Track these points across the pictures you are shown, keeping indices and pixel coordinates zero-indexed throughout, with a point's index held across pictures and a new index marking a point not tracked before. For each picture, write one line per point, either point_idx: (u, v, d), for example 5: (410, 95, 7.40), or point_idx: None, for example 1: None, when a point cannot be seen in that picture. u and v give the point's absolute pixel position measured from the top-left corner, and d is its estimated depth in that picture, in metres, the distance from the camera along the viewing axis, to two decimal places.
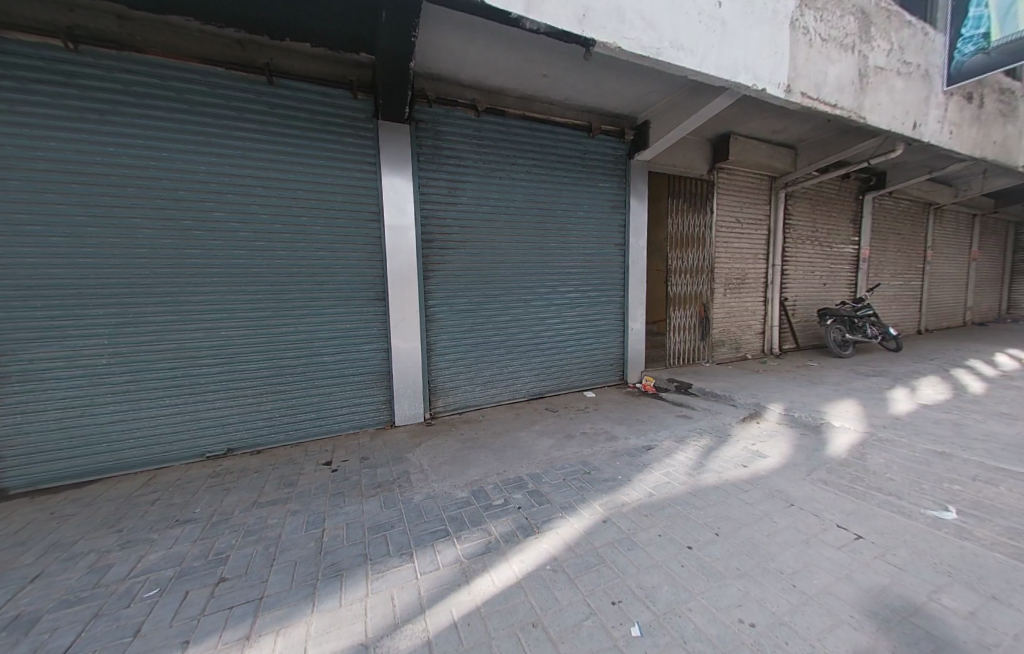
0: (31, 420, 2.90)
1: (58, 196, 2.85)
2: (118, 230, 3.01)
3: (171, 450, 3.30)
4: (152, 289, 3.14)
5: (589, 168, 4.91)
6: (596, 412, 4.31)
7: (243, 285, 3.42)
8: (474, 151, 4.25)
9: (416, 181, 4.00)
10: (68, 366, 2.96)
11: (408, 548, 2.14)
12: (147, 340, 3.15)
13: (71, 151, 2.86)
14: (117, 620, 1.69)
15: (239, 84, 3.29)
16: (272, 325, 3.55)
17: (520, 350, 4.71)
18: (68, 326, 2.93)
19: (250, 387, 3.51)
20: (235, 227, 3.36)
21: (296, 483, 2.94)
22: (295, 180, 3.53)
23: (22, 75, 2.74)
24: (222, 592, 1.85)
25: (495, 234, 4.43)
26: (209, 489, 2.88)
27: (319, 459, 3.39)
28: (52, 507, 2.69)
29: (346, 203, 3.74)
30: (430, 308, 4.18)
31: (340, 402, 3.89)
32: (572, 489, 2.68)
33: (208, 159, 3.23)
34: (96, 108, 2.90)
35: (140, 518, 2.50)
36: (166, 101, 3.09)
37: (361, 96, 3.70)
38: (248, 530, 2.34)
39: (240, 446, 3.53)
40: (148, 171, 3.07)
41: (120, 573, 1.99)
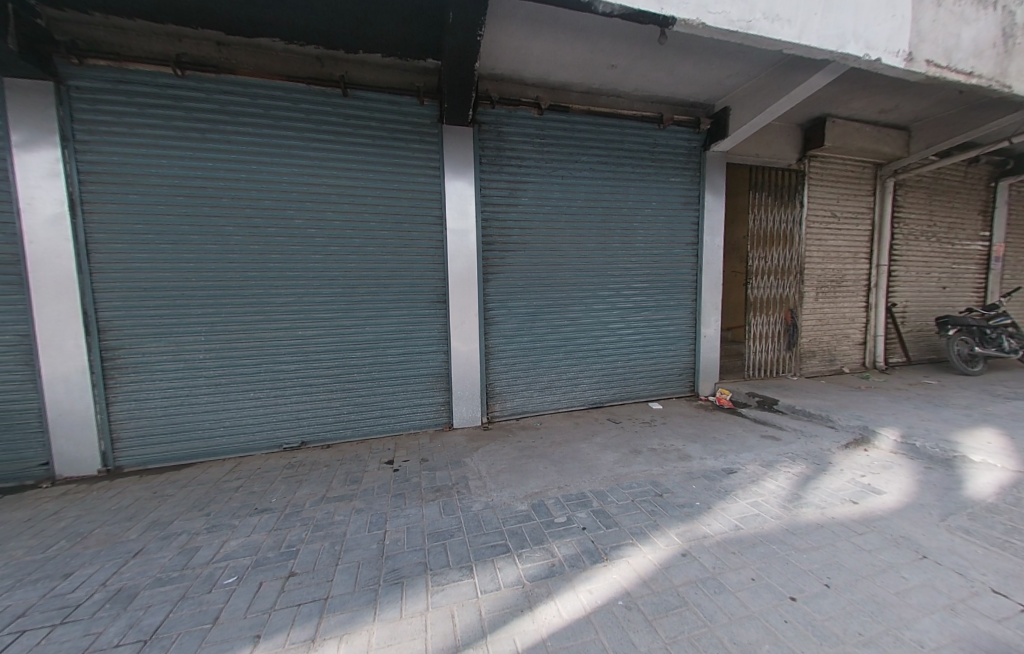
0: (143, 407, 3.28)
1: (167, 207, 3.20)
2: (214, 237, 3.31)
3: (253, 440, 3.56)
4: (240, 291, 3.40)
5: (659, 162, 4.57)
6: (665, 427, 3.95)
7: (317, 287, 3.60)
8: (536, 151, 4.14)
9: (478, 183, 3.97)
10: (172, 359, 3.30)
11: (468, 561, 2.04)
12: (235, 338, 3.42)
13: (179, 168, 3.20)
14: (200, 605, 1.77)
15: (317, 98, 3.48)
16: (341, 326, 3.70)
17: (580, 356, 4.49)
18: (173, 324, 3.28)
19: (321, 384, 3.69)
20: (311, 232, 3.54)
21: (360, 480, 3.01)
22: (363, 187, 3.65)
23: (143, 102, 3.12)
24: (291, 586, 1.89)
25: (556, 235, 4.27)
26: (284, 480, 3.04)
27: (381, 457, 3.45)
28: (156, 487, 3.00)
29: (410, 207, 3.80)
30: (489, 311, 4.13)
31: (402, 402, 3.95)
32: (642, 512, 2.43)
33: (289, 170, 3.45)
34: (199, 128, 3.22)
35: (224, 504, 2.69)
36: (255, 118, 3.34)
37: (426, 102, 3.74)
38: (317, 525, 2.41)
39: (311, 440, 3.71)
40: (239, 183, 3.34)
41: (205, 557, 2.13)
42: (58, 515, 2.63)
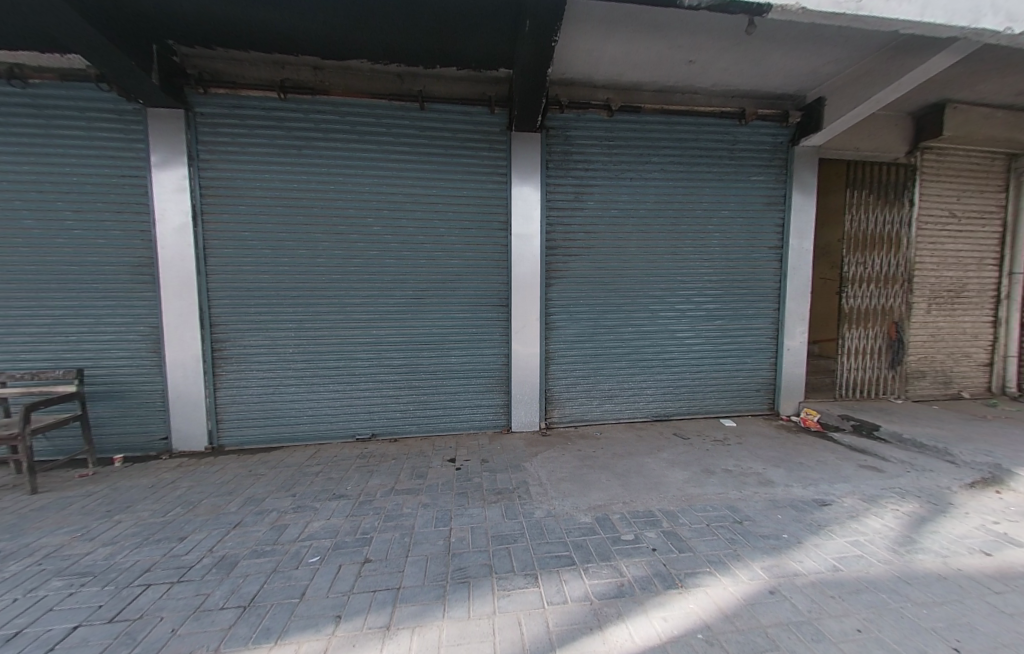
0: (242, 393, 3.68)
1: (267, 216, 3.58)
2: (304, 243, 3.65)
3: (330, 429, 3.85)
4: (325, 291, 3.71)
5: (739, 160, 4.26)
6: (740, 447, 3.64)
7: (390, 290, 3.81)
8: (605, 153, 4.05)
9: (544, 187, 3.97)
10: (267, 352, 3.68)
11: (533, 569, 2.01)
12: (319, 335, 3.74)
13: (278, 181, 3.57)
14: (289, 580, 1.93)
15: (396, 112, 3.70)
16: (410, 326, 3.88)
17: (644, 366, 4.30)
18: (269, 321, 3.66)
19: (391, 381, 3.90)
20: (387, 238, 3.77)
21: (426, 475, 3.12)
22: (435, 194, 3.81)
23: (253, 124, 3.53)
24: (367, 572, 1.99)
25: (623, 240, 4.14)
26: (358, 469, 3.24)
27: (444, 455, 3.55)
28: (250, 465, 3.35)
29: (478, 213, 3.90)
30: (551, 316, 4.10)
31: (463, 402, 4.04)
32: (719, 539, 2.25)
33: (370, 180, 3.70)
34: (296, 145, 3.57)
35: (306, 487, 2.92)
36: (342, 133, 3.63)
37: (497, 110, 3.81)
38: (387, 516, 2.53)
39: (380, 433, 3.93)
40: (327, 193, 3.65)
41: (293, 535, 2.32)
42: (174, 484, 3.03)
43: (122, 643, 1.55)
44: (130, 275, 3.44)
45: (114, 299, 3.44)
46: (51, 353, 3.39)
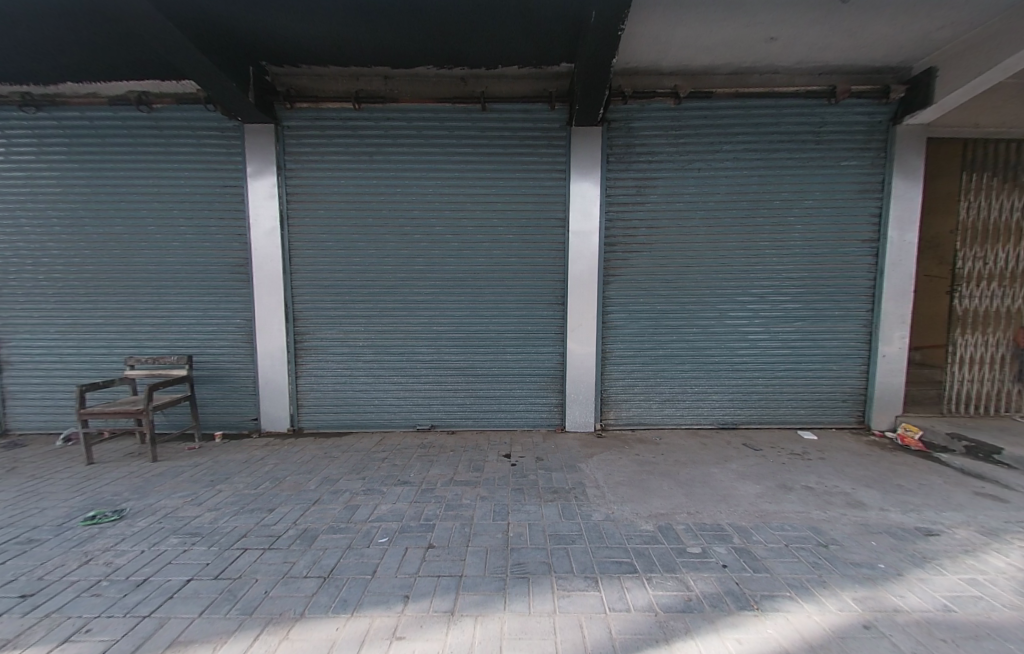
0: (318, 381, 4.03)
1: (342, 219, 3.87)
2: (373, 243, 3.89)
3: (393, 419, 4.08)
4: (391, 289, 3.93)
5: (826, 144, 3.84)
6: (822, 462, 3.30)
7: (449, 287, 3.94)
8: (670, 144, 3.85)
9: (605, 182, 3.87)
10: (341, 345, 3.99)
11: (593, 572, 1.98)
12: (385, 329, 3.97)
13: (352, 186, 3.84)
14: (362, 556, 2.07)
15: (460, 115, 3.80)
16: (468, 323, 3.99)
17: (710, 369, 4.05)
18: (342, 316, 3.96)
19: (449, 375, 4.03)
20: (448, 237, 3.90)
21: (483, 469, 3.20)
22: (494, 193, 3.87)
23: (330, 134, 3.82)
24: (431, 557, 2.08)
25: (688, 235, 3.92)
26: (419, 458, 3.41)
27: (499, 450, 3.61)
28: (325, 448, 3.65)
29: (536, 211, 3.90)
30: (609, 315, 3.99)
31: (518, 399, 4.08)
32: (799, 562, 2.06)
33: (433, 182, 3.85)
34: (368, 151, 3.82)
35: (374, 472, 3.13)
36: (409, 137, 3.81)
37: (558, 106, 3.78)
38: (448, 504, 2.63)
39: (439, 425, 4.09)
40: (394, 196, 3.85)
41: (364, 515, 2.50)
42: (263, 460, 3.39)
43: (225, 599, 1.76)
44: (229, 273, 3.89)
45: (216, 295, 3.91)
46: (167, 341, 3.94)
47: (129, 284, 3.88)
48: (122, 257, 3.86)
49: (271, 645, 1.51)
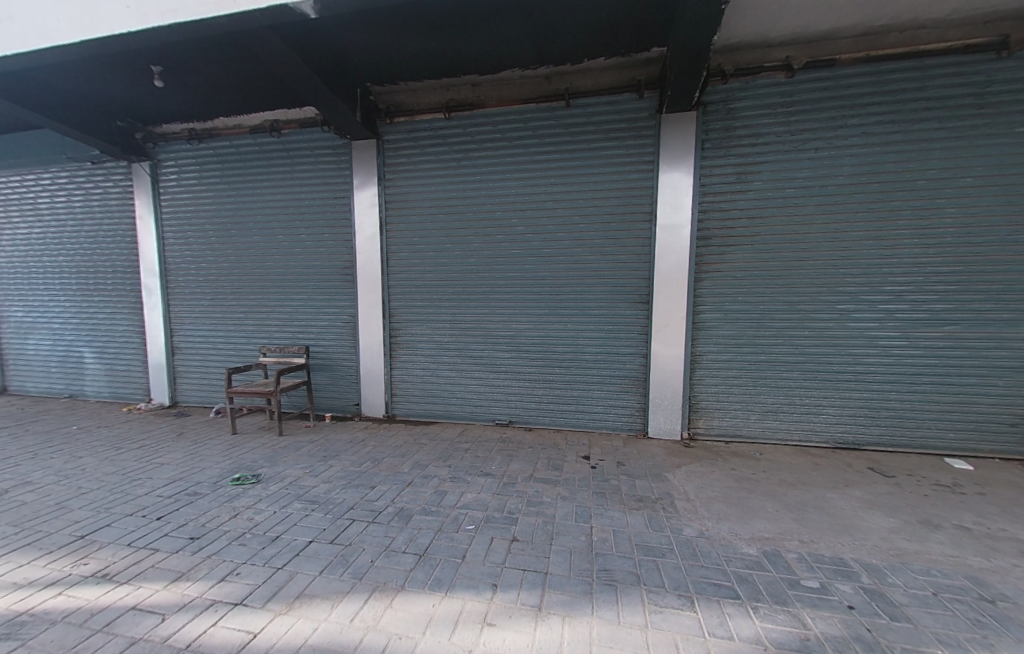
0: (408, 373, 4.35)
1: (431, 222, 4.13)
2: (459, 244, 4.09)
3: (474, 412, 4.25)
4: (474, 288, 4.10)
5: (994, 107, 3.10)
6: (981, 499, 2.68)
7: (530, 286, 3.98)
8: (778, 124, 3.44)
9: (699, 171, 3.58)
10: (428, 340, 4.28)
11: (687, 591, 1.84)
12: (468, 326, 4.16)
13: (441, 191, 4.08)
14: (452, 540, 2.19)
15: (543, 113, 3.82)
16: (548, 321, 3.99)
17: (823, 378, 3.53)
18: (430, 313, 4.24)
19: (528, 372, 4.08)
20: (529, 236, 3.94)
21: (562, 468, 3.18)
22: (576, 190, 3.81)
23: (423, 143, 4.10)
24: (517, 550, 2.12)
25: (799, 225, 3.46)
26: (499, 452, 3.50)
27: (578, 451, 3.56)
28: (414, 435, 3.94)
29: (620, 206, 3.75)
30: (700, 315, 3.69)
31: (598, 401, 3.97)
32: (957, 617, 1.69)
33: (516, 183, 3.92)
34: (456, 157, 4.02)
35: (458, 461, 3.29)
36: (494, 140, 3.93)
37: (647, 94, 3.60)
38: (530, 500, 2.66)
39: (517, 421, 4.16)
40: (479, 198, 4.00)
41: (452, 501, 2.64)
42: (362, 441, 3.77)
43: (340, 562, 1.98)
44: (337, 274, 4.39)
45: (326, 293, 4.44)
46: (288, 333, 4.58)
47: (261, 284, 4.58)
48: (257, 262, 4.57)
49: (378, 610, 1.66)
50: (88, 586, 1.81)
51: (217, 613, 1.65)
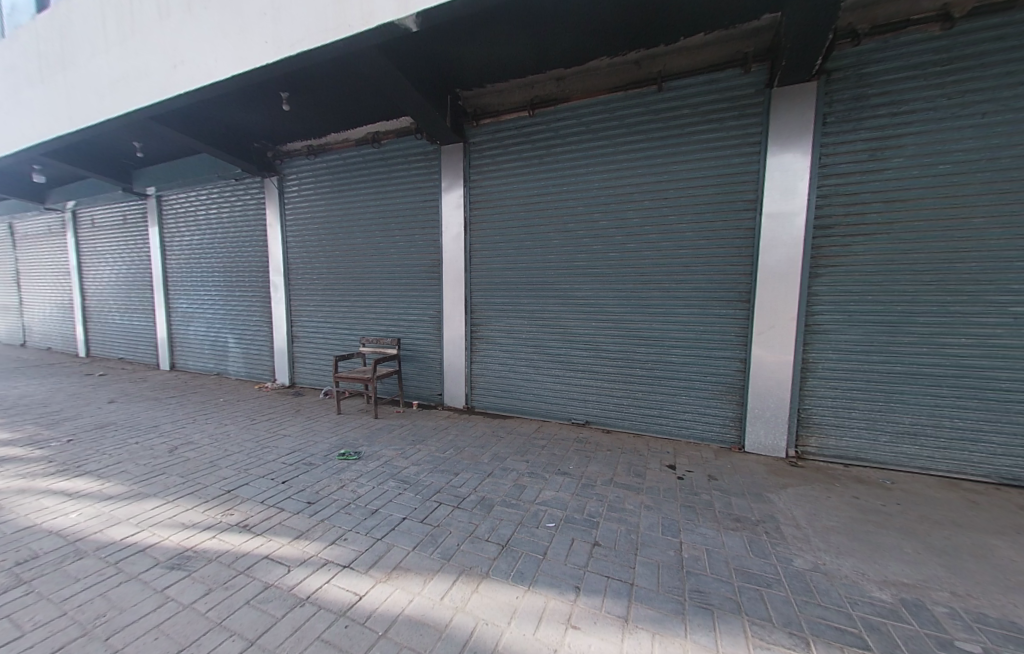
0: (488, 367, 4.49)
1: (514, 220, 4.20)
2: (540, 242, 4.09)
3: (550, 410, 4.23)
4: (554, 284, 4.08)
5: None
6: None
7: (613, 283, 3.84)
8: (931, 86, 2.83)
9: (818, 150, 3.11)
10: (507, 336, 4.36)
11: (801, 631, 1.61)
12: (547, 323, 4.15)
13: (524, 189, 4.12)
14: (533, 536, 2.20)
15: (632, 101, 3.63)
16: (630, 320, 3.80)
17: (987, 398, 2.85)
18: (510, 310, 4.32)
19: (608, 373, 3.94)
20: (613, 231, 3.78)
21: (645, 475, 3.01)
22: (667, 180, 3.56)
23: (508, 142, 4.17)
24: (599, 555, 2.05)
25: (956, 209, 2.82)
26: (577, 452, 3.43)
27: (662, 459, 3.34)
28: (492, 428, 4.05)
29: (717, 195, 3.42)
30: (814, 317, 3.22)
31: (684, 407, 3.68)
32: None
33: (600, 176, 3.79)
34: (539, 154, 4.02)
35: (535, 457, 3.30)
36: (578, 134, 3.84)
37: (754, 68, 3.22)
38: (611, 505, 2.56)
39: (594, 422, 4.04)
40: (561, 193, 3.96)
41: (531, 496, 2.66)
42: (445, 430, 3.98)
43: (429, 541, 2.11)
44: (425, 272, 4.69)
45: (415, 290, 4.77)
46: (382, 325, 5.02)
47: (361, 281, 5.08)
48: (358, 261, 5.08)
49: (465, 593, 1.73)
50: (234, 533, 2.17)
51: (330, 572, 1.86)
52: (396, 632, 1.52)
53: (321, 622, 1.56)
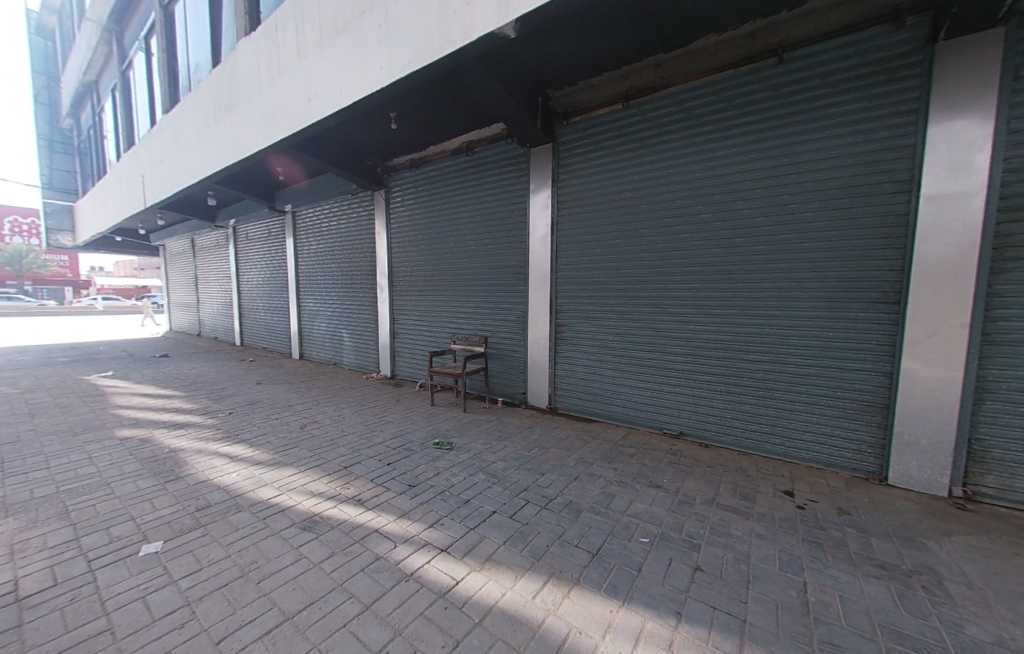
0: (573, 369, 4.41)
1: (604, 219, 4.07)
2: (633, 239, 3.90)
3: (640, 417, 4.00)
4: (647, 285, 3.85)
5: None
6: None
7: (716, 282, 3.49)
8: None
9: (1009, 111, 2.43)
10: (594, 338, 4.24)
11: None
12: (638, 325, 3.94)
13: (616, 185, 3.96)
14: (625, 549, 2.08)
15: (743, 79, 3.26)
16: (737, 324, 3.42)
17: None
18: (597, 311, 4.19)
19: (708, 381, 3.59)
20: (718, 225, 3.44)
21: (754, 499, 2.66)
22: (787, 164, 3.12)
23: (599, 138, 4.05)
24: (702, 582, 1.86)
25: None
26: (671, 465, 3.18)
27: (775, 482, 2.92)
28: (578, 430, 3.97)
29: (854, 177, 2.89)
30: (998, 324, 2.53)
31: (804, 425, 3.18)
32: None
33: (702, 166, 3.48)
34: (633, 147, 3.84)
35: (624, 466, 3.14)
36: (679, 122, 3.58)
37: (909, 21, 2.66)
38: (714, 528, 2.31)
39: (690, 434, 3.71)
40: (657, 187, 3.72)
41: (621, 507, 2.53)
42: (530, 428, 4.02)
43: (519, 538, 2.13)
44: (512, 272, 4.79)
45: (503, 290, 4.90)
46: (472, 324, 5.26)
47: (454, 282, 5.40)
48: (452, 264, 5.40)
49: (557, 597, 1.70)
50: (350, 505, 2.44)
51: (430, 553, 1.98)
52: (491, 622, 1.55)
53: (424, 599, 1.67)
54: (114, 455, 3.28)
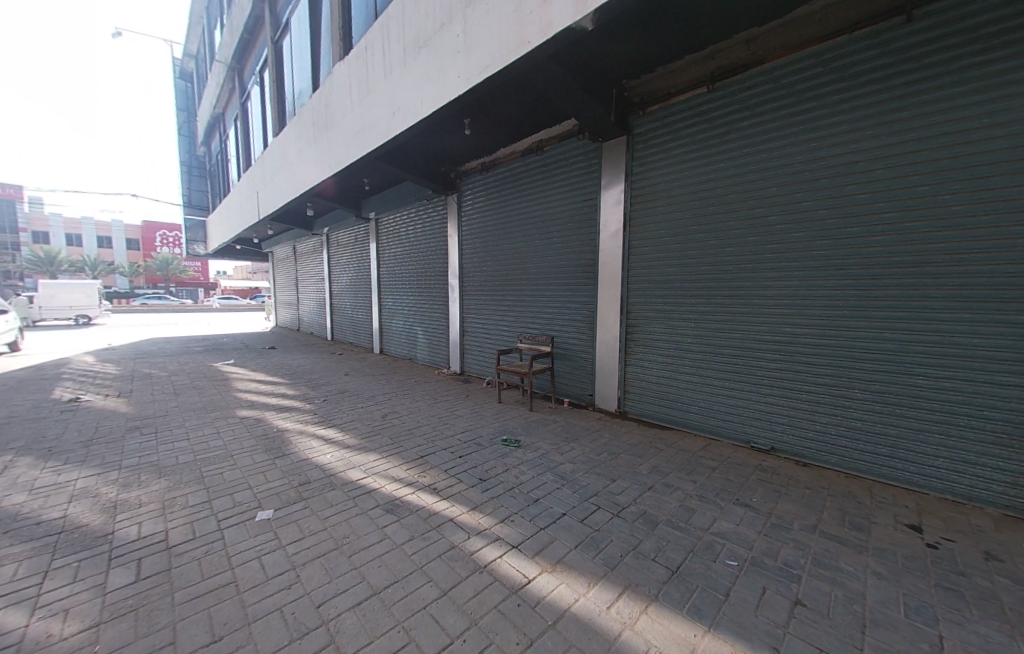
0: (646, 372, 4.19)
1: (684, 213, 3.81)
2: (717, 234, 3.60)
3: (722, 427, 3.68)
4: (733, 283, 3.53)
5: None
6: None
7: (819, 279, 3.08)
8: None
9: None
10: (669, 340, 3.99)
11: None
12: (721, 327, 3.62)
13: (697, 176, 3.69)
14: (708, 569, 1.92)
15: (859, 45, 2.83)
16: (846, 326, 2.98)
17: None
18: (673, 311, 3.94)
19: (807, 390, 3.18)
20: (823, 214, 3.04)
21: (869, 531, 2.30)
22: (918, 139, 2.64)
23: (679, 127, 3.80)
24: (805, 619, 1.64)
25: None
26: (760, 482, 2.87)
27: (895, 513, 2.49)
28: (651, 437, 3.76)
29: (1016, 148, 2.35)
30: None
31: (936, 448, 2.67)
32: None
33: (805, 148, 3.09)
34: (719, 134, 3.54)
35: (705, 479, 2.90)
36: (775, 101, 3.22)
37: None
38: (817, 559, 2.04)
39: (784, 449, 3.32)
40: (747, 176, 3.39)
41: (702, 523, 2.34)
42: (599, 431, 3.90)
43: (592, 544, 2.07)
44: (582, 271, 4.69)
45: (572, 289, 4.83)
46: (539, 323, 5.26)
47: (522, 281, 5.44)
48: (520, 264, 5.45)
49: (634, 611, 1.62)
50: (426, 493, 2.57)
51: (502, 548, 2.01)
52: (565, 627, 1.53)
53: (498, 593, 1.69)
54: (235, 431, 3.84)
